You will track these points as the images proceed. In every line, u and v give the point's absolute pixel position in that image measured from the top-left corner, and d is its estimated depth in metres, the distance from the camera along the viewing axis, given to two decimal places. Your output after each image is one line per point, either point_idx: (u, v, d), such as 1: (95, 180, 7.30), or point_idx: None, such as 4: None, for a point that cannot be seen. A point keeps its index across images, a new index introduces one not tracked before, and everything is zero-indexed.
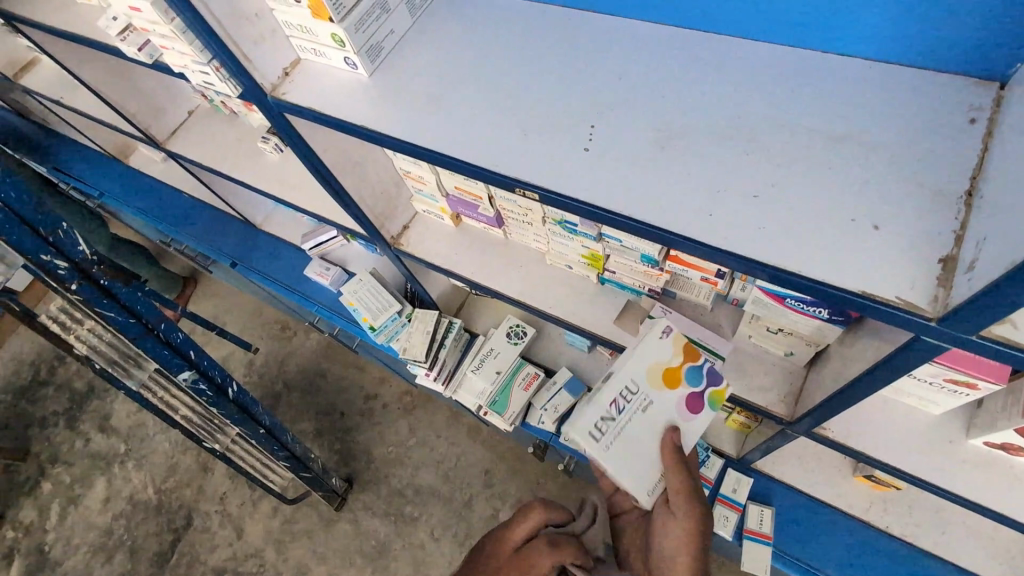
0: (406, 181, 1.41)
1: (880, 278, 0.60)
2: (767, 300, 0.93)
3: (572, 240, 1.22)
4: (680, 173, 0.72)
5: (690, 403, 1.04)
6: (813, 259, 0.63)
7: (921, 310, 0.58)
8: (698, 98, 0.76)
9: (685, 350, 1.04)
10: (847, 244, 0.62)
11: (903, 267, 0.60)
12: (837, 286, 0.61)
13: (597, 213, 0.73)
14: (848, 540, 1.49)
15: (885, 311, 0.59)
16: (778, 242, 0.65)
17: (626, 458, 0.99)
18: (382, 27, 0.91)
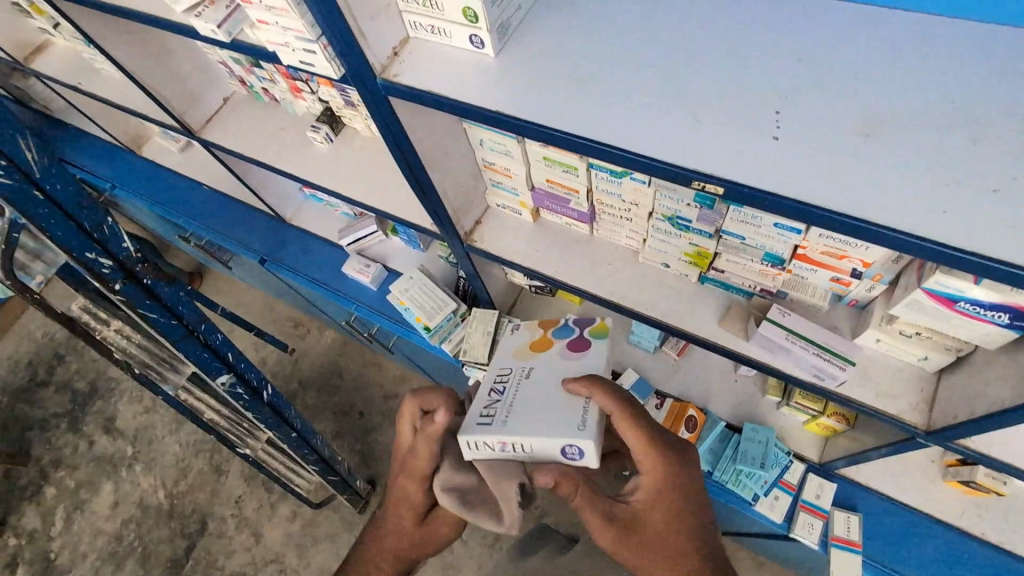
0: (486, 173, 1.34)
1: None
2: (930, 303, 0.87)
3: (679, 237, 1.15)
4: (898, 163, 0.64)
5: (574, 346, 1.13)
6: None
7: None
8: (902, 79, 0.69)
9: (541, 326, 1.23)
10: None
11: None
12: None
13: (802, 210, 0.65)
14: (942, 545, 1.43)
15: None
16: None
17: (529, 417, 0.94)
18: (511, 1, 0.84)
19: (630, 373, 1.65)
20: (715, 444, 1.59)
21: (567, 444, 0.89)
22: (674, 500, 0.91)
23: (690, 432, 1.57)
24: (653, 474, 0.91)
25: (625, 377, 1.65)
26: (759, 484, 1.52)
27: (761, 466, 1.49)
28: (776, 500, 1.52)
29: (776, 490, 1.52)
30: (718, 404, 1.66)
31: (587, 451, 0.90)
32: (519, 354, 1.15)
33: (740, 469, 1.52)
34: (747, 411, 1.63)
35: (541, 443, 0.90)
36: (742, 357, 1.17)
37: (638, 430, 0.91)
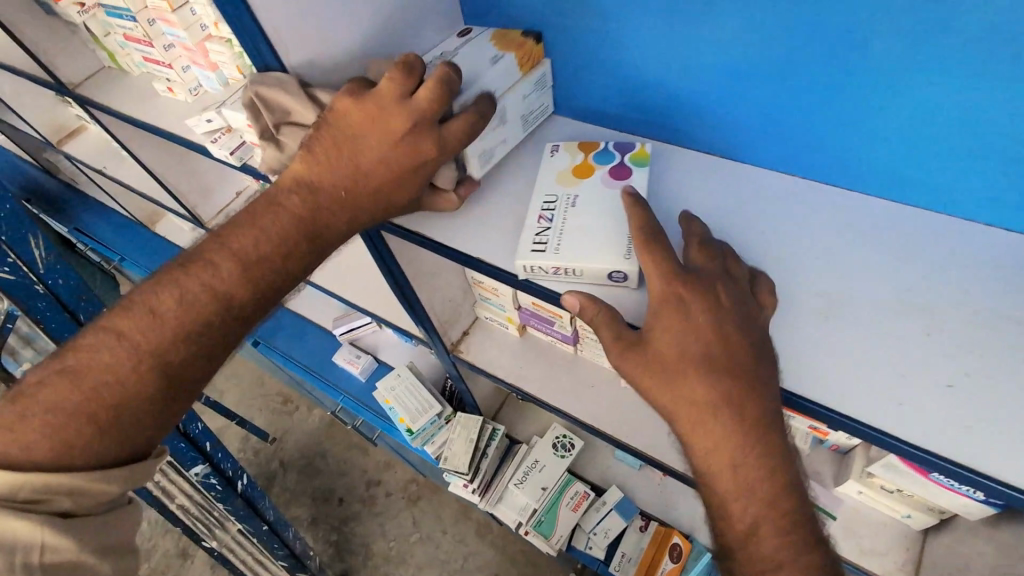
0: (476, 289, 1.37)
1: None
2: (905, 468, 0.87)
3: None
4: (855, 348, 0.69)
5: (614, 174, 0.90)
6: None
7: None
8: (855, 263, 0.75)
9: (580, 147, 0.95)
10: None
11: None
12: None
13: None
14: None
15: None
16: (982, 441, 0.60)
17: (582, 242, 0.82)
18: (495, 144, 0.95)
19: (614, 492, 1.66)
20: None
21: (612, 269, 0.79)
22: (745, 436, 0.64)
23: (675, 562, 1.54)
24: (697, 392, 0.66)
25: (611, 496, 1.66)
26: None
27: None
28: None
29: None
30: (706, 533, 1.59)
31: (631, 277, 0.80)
32: (565, 175, 0.92)
33: None
34: None
35: (590, 266, 0.79)
36: None
37: (688, 329, 0.68)
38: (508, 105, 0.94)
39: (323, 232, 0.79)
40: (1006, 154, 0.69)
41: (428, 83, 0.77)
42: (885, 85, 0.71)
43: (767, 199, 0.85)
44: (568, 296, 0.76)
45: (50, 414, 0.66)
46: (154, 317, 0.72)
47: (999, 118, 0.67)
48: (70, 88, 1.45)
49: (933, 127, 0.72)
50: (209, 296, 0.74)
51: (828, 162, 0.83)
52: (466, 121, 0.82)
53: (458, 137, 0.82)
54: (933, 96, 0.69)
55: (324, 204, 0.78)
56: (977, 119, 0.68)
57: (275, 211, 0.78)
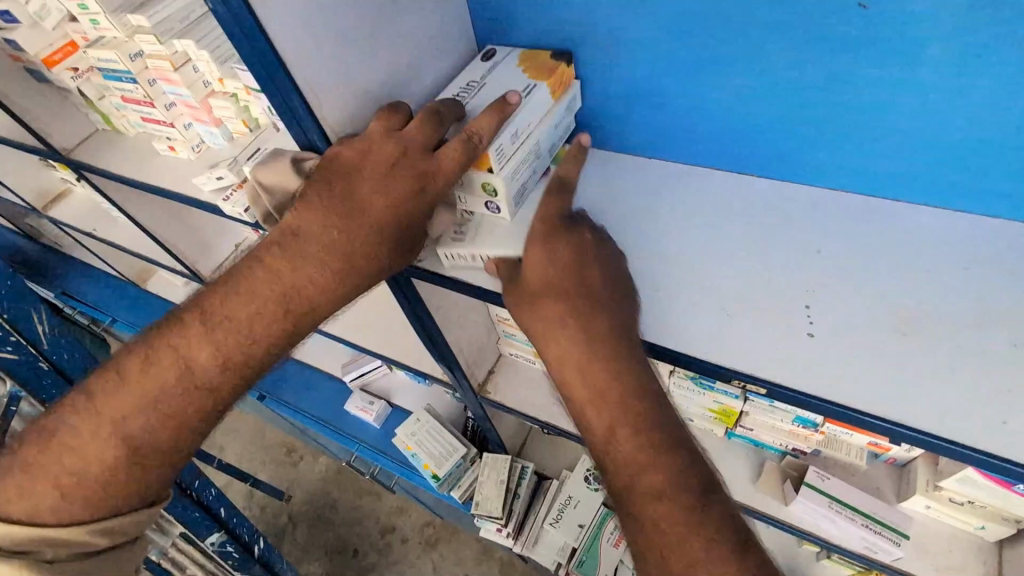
0: (499, 326, 1.33)
1: None
2: (987, 481, 0.84)
3: (703, 394, 1.09)
4: (943, 367, 0.66)
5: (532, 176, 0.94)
6: None
7: None
8: (921, 277, 0.73)
9: None
10: None
11: None
12: None
13: (859, 418, 0.64)
14: None
15: None
16: None
17: (495, 233, 0.86)
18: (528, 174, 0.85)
19: None
20: None
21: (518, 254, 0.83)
22: (596, 350, 0.73)
23: None
24: (578, 355, 0.74)
25: None
26: None
27: None
28: None
29: None
30: None
31: None
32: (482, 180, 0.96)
33: None
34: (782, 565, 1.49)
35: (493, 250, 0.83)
36: (787, 526, 1.09)
37: (553, 259, 0.76)
38: (541, 140, 0.85)
39: (298, 298, 0.73)
40: None
41: (418, 120, 0.75)
42: (952, 96, 0.68)
43: (751, 202, 0.86)
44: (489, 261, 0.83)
45: (30, 473, 0.69)
46: (119, 378, 0.72)
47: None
48: (64, 154, 1.40)
49: (1003, 135, 0.69)
50: (175, 361, 0.72)
51: (881, 175, 0.80)
52: (459, 144, 0.74)
53: (451, 167, 0.74)
54: (983, 113, 0.68)
55: (293, 260, 0.73)
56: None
57: (253, 273, 0.74)
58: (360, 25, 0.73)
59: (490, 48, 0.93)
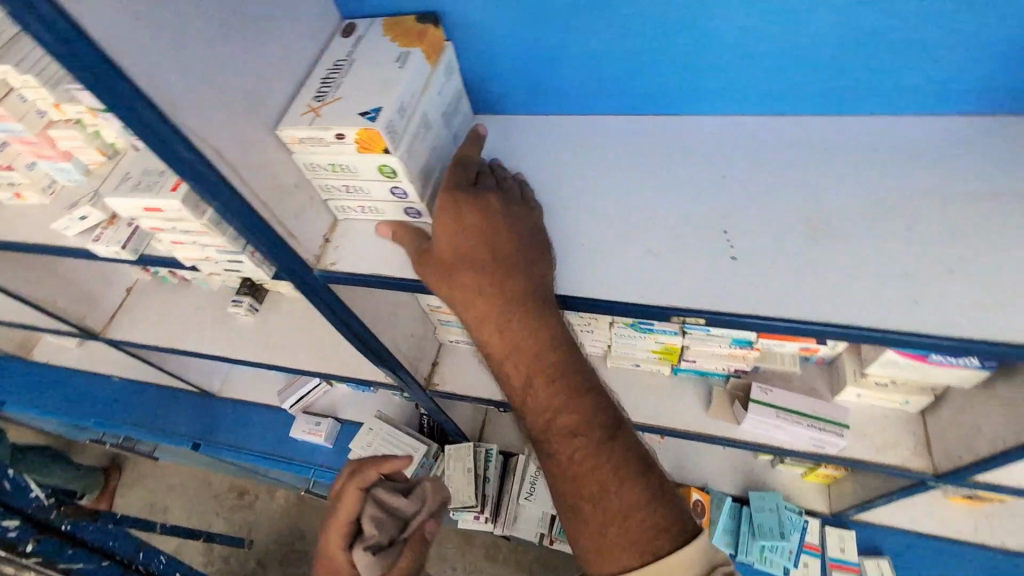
0: (434, 314, 1.29)
1: None
2: (904, 359, 0.92)
3: (645, 337, 1.12)
4: (858, 263, 0.69)
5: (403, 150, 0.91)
6: None
7: None
8: (822, 184, 0.76)
9: None
10: None
11: None
12: None
13: (797, 328, 0.66)
14: (976, 561, 1.42)
15: None
16: (1002, 314, 0.63)
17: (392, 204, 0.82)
18: (424, 148, 0.79)
19: None
20: (731, 524, 1.52)
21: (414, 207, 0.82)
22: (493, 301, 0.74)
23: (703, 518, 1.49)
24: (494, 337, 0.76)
25: None
26: (785, 555, 1.44)
27: (780, 536, 1.43)
28: (806, 567, 1.45)
29: (804, 555, 1.46)
30: (717, 481, 1.61)
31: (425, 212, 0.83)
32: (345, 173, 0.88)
33: (761, 544, 1.45)
34: (741, 479, 1.60)
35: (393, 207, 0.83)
36: (741, 443, 1.14)
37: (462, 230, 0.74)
38: (428, 110, 0.79)
39: None
40: (936, 57, 0.71)
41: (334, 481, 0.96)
42: (823, 6, 0.70)
43: (655, 144, 0.85)
44: (381, 224, 0.84)
45: None
46: None
47: (938, 15, 0.67)
48: None
49: (873, 38, 0.71)
50: None
51: (773, 91, 0.81)
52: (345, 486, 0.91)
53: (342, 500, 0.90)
54: (860, 16, 0.69)
55: None
56: (917, 22, 0.68)
57: None
58: (212, 12, 0.65)
59: (351, 22, 0.86)
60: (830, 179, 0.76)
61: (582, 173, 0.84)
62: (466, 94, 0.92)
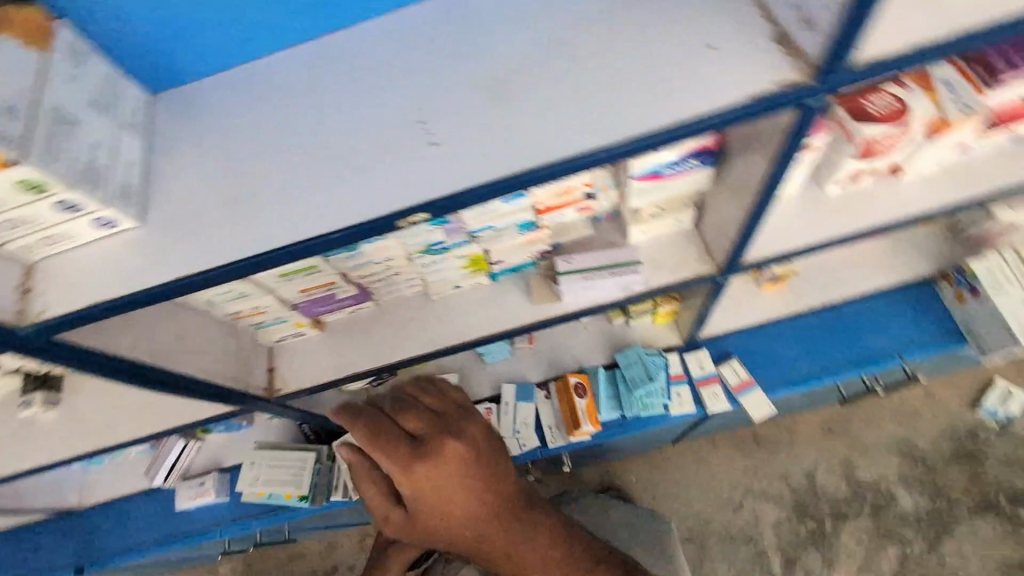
0: (242, 322, 1.21)
1: (758, 76, 0.65)
2: (647, 184, 0.98)
3: (445, 257, 1.14)
4: (542, 104, 0.69)
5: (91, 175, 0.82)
6: (712, 93, 0.65)
7: (802, 82, 0.63)
8: (496, 44, 0.75)
9: None
10: (719, 69, 0.66)
11: (758, 63, 0.66)
12: (742, 106, 0.64)
13: (506, 184, 0.66)
14: (797, 329, 1.66)
15: (795, 93, 0.64)
16: (667, 100, 0.66)
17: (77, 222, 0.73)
18: (78, 147, 0.69)
19: (508, 388, 1.70)
20: (611, 390, 1.64)
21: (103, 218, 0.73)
22: None
23: (585, 396, 1.62)
24: None
25: (507, 394, 1.70)
26: (660, 393, 1.60)
27: (649, 379, 1.59)
28: (679, 396, 1.62)
29: (674, 387, 1.63)
30: (590, 358, 1.72)
31: (119, 217, 0.74)
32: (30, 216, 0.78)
33: (638, 394, 1.59)
34: (609, 347, 1.72)
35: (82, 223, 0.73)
36: (569, 315, 1.20)
37: None
38: (59, 103, 0.68)
39: None
40: None
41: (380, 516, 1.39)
42: None
43: (338, 66, 0.81)
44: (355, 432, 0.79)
45: None
46: None
47: None
48: None
49: None
50: None
51: None
52: None
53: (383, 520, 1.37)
54: None
55: None
56: None
57: None
58: None
59: None
60: (502, 37, 0.75)
61: (276, 119, 0.79)
62: (130, 80, 0.83)
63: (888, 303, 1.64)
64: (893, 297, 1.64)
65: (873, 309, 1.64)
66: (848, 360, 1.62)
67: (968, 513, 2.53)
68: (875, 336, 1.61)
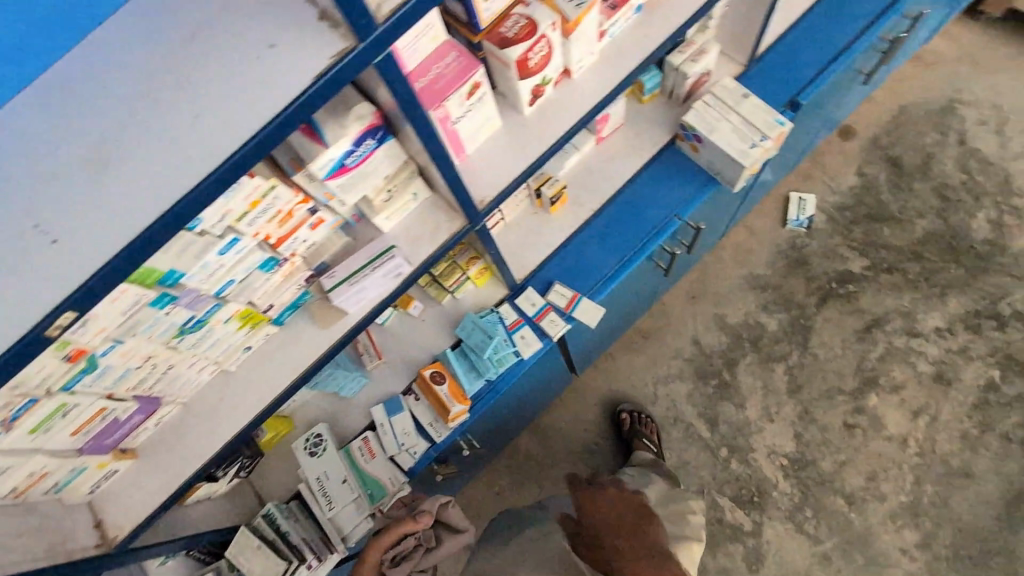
0: (33, 494, 1.08)
1: (311, 57, 0.68)
2: (342, 179, 1.01)
3: (209, 329, 1.10)
4: (139, 158, 0.70)
5: None
6: (277, 90, 0.69)
7: (346, 49, 0.68)
8: (73, 111, 0.71)
9: None
10: (277, 65, 0.69)
11: (309, 43, 0.69)
12: (304, 91, 0.68)
13: (129, 250, 0.68)
14: (592, 233, 1.83)
15: (344, 64, 0.68)
16: (244, 112, 0.69)
17: None
18: None
19: (377, 410, 1.69)
20: (466, 364, 1.70)
21: None
22: None
23: (445, 380, 1.66)
24: None
25: (378, 415, 1.69)
26: (506, 345, 1.68)
27: (491, 338, 1.66)
28: (524, 338, 1.71)
29: (517, 333, 1.71)
30: (438, 345, 1.76)
31: None
32: None
33: (487, 356, 1.66)
34: (449, 327, 1.77)
35: None
36: (359, 323, 1.23)
37: None
38: None
39: None
40: None
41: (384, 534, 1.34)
42: None
43: None
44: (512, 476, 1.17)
45: None
46: None
47: None
48: None
49: None
50: None
51: None
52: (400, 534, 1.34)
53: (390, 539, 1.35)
54: None
55: None
56: None
57: None
58: None
59: None
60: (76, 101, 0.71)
61: None
62: None
63: (649, 177, 1.84)
64: (651, 170, 1.84)
65: (641, 186, 1.83)
66: (642, 239, 1.81)
67: (817, 309, 2.94)
68: (652, 208, 1.81)
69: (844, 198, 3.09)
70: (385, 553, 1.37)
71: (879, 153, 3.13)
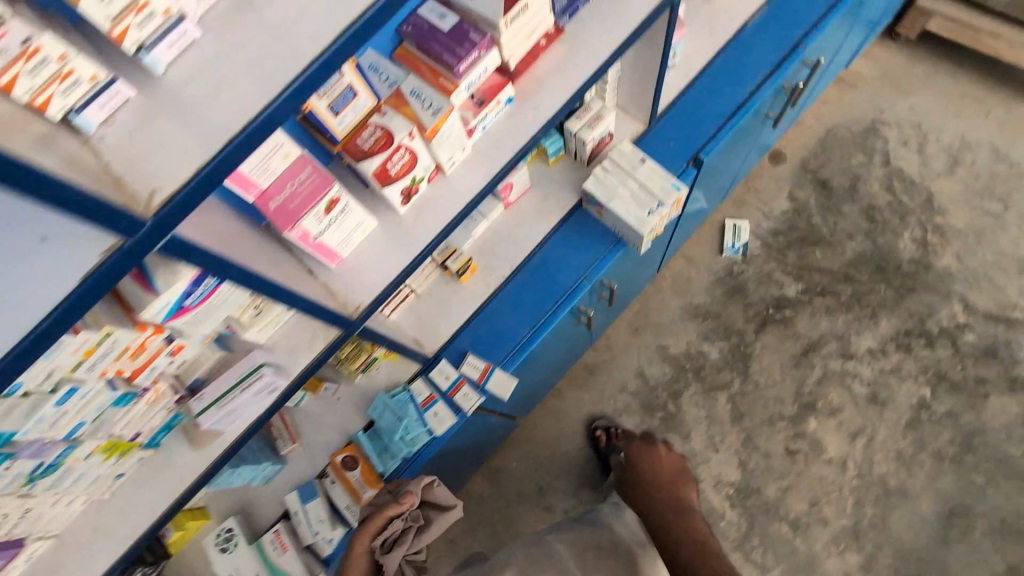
0: None
1: (76, 256, 0.67)
2: (181, 318, 0.99)
3: (68, 468, 1.06)
4: None
5: None
6: (41, 291, 0.67)
7: (112, 245, 0.68)
8: None
9: None
10: (40, 264, 0.67)
11: (73, 240, 0.67)
12: (69, 293, 0.67)
13: None
14: (504, 301, 1.79)
15: (109, 265, 0.68)
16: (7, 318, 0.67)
17: None
18: None
19: (290, 496, 1.64)
20: (379, 445, 1.68)
21: None
22: None
23: (359, 464, 1.66)
24: None
25: (292, 501, 1.64)
26: (416, 425, 1.66)
27: (401, 420, 1.65)
28: (437, 414, 1.69)
29: (429, 411, 1.69)
30: (352, 424, 1.73)
31: None
32: None
33: (398, 438, 1.65)
34: (362, 405, 1.74)
35: None
36: (238, 441, 1.21)
37: None
38: None
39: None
40: None
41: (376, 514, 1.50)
42: None
43: None
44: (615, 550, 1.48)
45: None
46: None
47: None
48: None
49: None
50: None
51: None
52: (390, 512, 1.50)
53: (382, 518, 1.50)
54: None
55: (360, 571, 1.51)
56: None
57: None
58: None
59: None
60: None
61: None
62: None
63: (560, 240, 1.80)
64: (563, 231, 1.79)
65: (552, 250, 1.79)
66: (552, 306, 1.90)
67: (756, 335, 2.97)
68: (562, 273, 1.85)
69: (777, 223, 3.13)
70: (374, 540, 1.50)
71: (809, 176, 3.18)
